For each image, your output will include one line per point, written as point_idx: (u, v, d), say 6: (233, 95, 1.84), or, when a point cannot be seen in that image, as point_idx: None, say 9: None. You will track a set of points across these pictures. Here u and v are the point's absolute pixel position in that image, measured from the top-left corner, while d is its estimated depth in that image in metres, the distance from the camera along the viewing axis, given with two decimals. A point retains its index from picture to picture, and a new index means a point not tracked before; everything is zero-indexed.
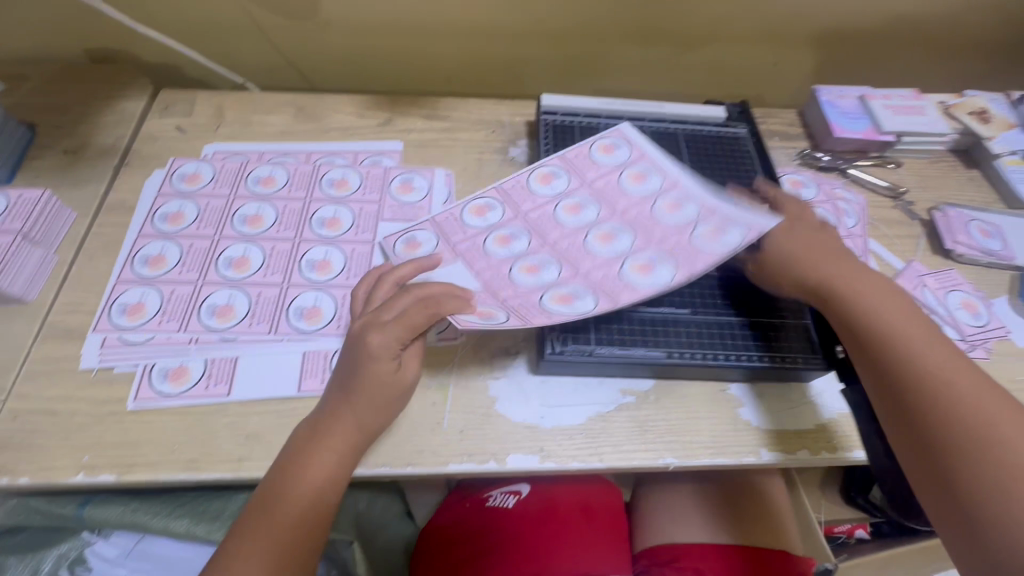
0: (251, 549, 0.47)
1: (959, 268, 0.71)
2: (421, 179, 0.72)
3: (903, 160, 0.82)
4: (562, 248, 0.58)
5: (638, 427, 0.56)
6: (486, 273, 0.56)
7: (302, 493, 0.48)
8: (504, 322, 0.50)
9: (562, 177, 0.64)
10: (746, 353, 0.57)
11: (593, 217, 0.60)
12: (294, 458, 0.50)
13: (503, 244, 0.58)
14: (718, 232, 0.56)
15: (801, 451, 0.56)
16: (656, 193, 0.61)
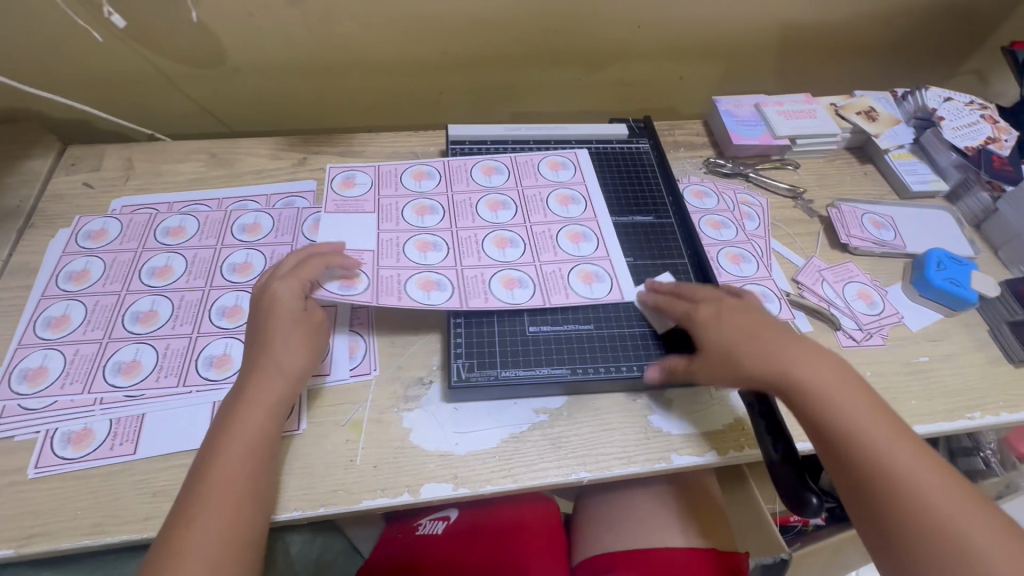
0: (196, 524, 0.46)
1: (856, 260, 0.75)
2: (363, 176, 0.71)
3: (802, 161, 0.86)
4: (459, 236, 0.66)
5: (551, 444, 0.57)
6: (388, 240, 0.64)
7: (243, 438, 0.50)
8: (357, 296, 0.57)
9: (478, 187, 0.72)
10: (647, 362, 0.60)
11: (505, 222, 0.68)
12: (225, 426, 0.50)
13: (419, 215, 0.67)
14: (593, 278, 0.64)
15: (711, 451, 0.58)
16: (569, 219, 0.69)
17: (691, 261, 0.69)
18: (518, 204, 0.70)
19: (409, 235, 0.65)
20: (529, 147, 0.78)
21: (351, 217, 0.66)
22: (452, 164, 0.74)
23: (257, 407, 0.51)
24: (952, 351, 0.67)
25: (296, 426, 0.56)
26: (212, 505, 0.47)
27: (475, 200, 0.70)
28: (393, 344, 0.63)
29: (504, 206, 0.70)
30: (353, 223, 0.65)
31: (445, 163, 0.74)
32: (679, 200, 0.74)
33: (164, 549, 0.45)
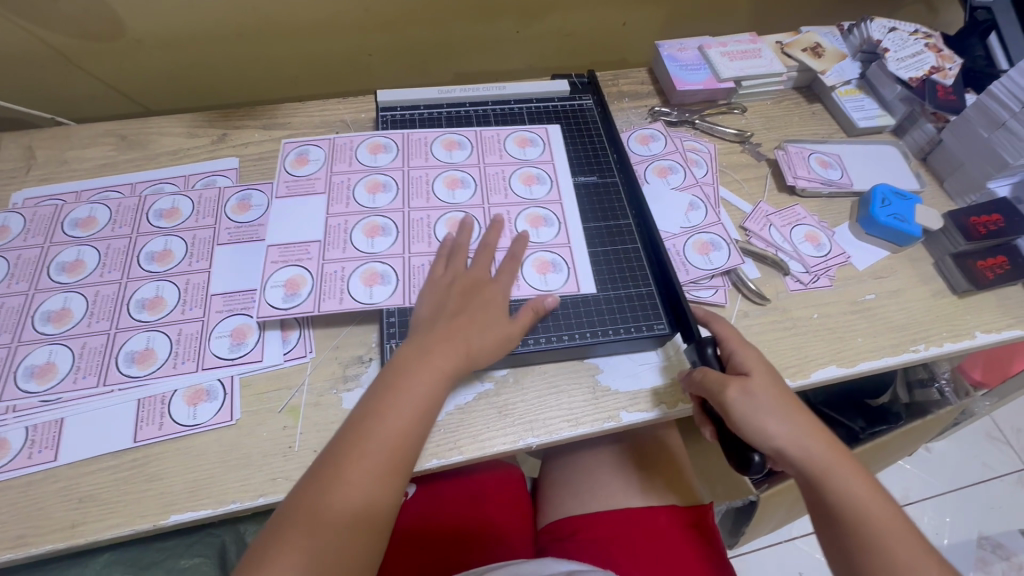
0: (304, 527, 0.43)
1: (804, 203, 0.74)
2: (316, 150, 0.67)
3: (749, 104, 0.83)
4: (411, 218, 0.63)
5: (498, 413, 0.56)
6: (336, 226, 0.62)
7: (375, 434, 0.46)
8: (296, 310, 0.56)
9: (427, 159, 0.68)
10: (592, 327, 0.59)
11: (462, 202, 0.65)
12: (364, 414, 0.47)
13: (371, 192, 0.64)
14: (547, 266, 0.61)
15: (659, 406, 0.58)
16: (531, 202, 0.65)
17: (636, 222, 0.67)
18: (478, 181, 0.67)
19: (359, 218, 0.62)
20: (467, 111, 0.74)
21: (303, 203, 0.63)
22: (411, 135, 0.69)
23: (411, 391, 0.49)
24: (898, 287, 0.68)
25: (230, 417, 0.54)
26: (321, 508, 0.43)
27: (432, 176, 0.66)
28: (329, 324, 0.60)
29: (463, 183, 0.66)
30: (299, 208, 0.63)
31: (386, 131, 0.70)
32: (623, 162, 0.70)
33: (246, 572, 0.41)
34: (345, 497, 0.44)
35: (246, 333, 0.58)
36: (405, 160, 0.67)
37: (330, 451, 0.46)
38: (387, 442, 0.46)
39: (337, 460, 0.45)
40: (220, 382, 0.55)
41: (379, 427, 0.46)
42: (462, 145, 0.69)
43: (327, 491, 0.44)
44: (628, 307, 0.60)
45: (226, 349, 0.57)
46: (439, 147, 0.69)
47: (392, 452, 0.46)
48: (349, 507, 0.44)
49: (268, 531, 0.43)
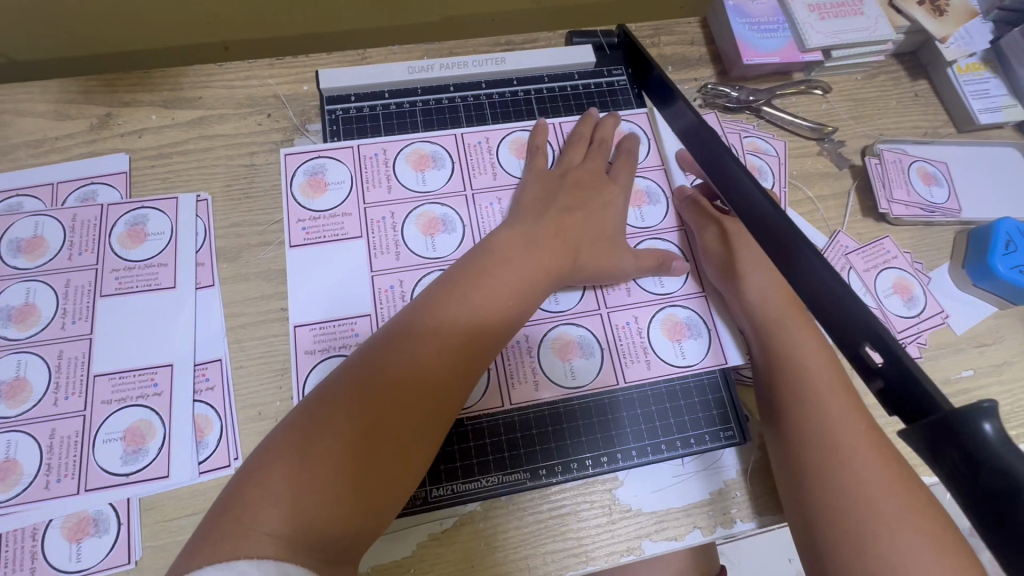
0: (289, 486, 0.31)
1: (895, 234, 0.56)
2: (337, 166, 0.48)
3: (832, 81, 0.62)
4: (376, 285, 0.45)
5: (486, 547, 0.43)
6: (388, 289, 0.45)
7: (396, 366, 0.36)
8: (227, 428, 0.44)
9: (386, 185, 0.48)
10: (634, 445, 0.45)
11: (444, 255, 0.47)
12: (404, 343, 0.37)
13: (428, 233, 0.47)
14: (574, 349, 0.46)
15: (692, 533, 0.44)
16: (646, 232, 0.50)
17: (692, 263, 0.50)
18: (466, 221, 0.48)
19: (420, 274, 0.46)
20: (449, 98, 0.52)
21: (331, 251, 0.46)
22: (366, 150, 0.49)
23: (457, 321, 0.38)
24: (1002, 359, 0.52)
25: (126, 558, 0.40)
26: (325, 437, 0.33)
27: (400, 216, 0.47)
28: (261, 417, 0.44)
29: (445, 226, 0.47)
30: (326, 260, 0.46)
31: (345, 146, 0.49)
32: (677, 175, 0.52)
33: (232, 519, 0.30)
34: (348, 439, 0.33)
35: (144, 436, 0.43)
36: (366, 192, 0.48)
37: (335, 380, 0.36)
38: (425, 371, 0.36)
39: (349, 387, 0.35)
40: (112, 507, 0.41)
41: (425, 348, 0.37)
42: (436, 161, 0.49)
43: (336, 413, 0.34)
44: (685, 408, 0.47)
45: (118, 459, 0.42)
46: (401, 165, 0.49)
47: (435, 386, 0.36)
48: (356, 465, 0.33)
49: (243, 474, 0.32)
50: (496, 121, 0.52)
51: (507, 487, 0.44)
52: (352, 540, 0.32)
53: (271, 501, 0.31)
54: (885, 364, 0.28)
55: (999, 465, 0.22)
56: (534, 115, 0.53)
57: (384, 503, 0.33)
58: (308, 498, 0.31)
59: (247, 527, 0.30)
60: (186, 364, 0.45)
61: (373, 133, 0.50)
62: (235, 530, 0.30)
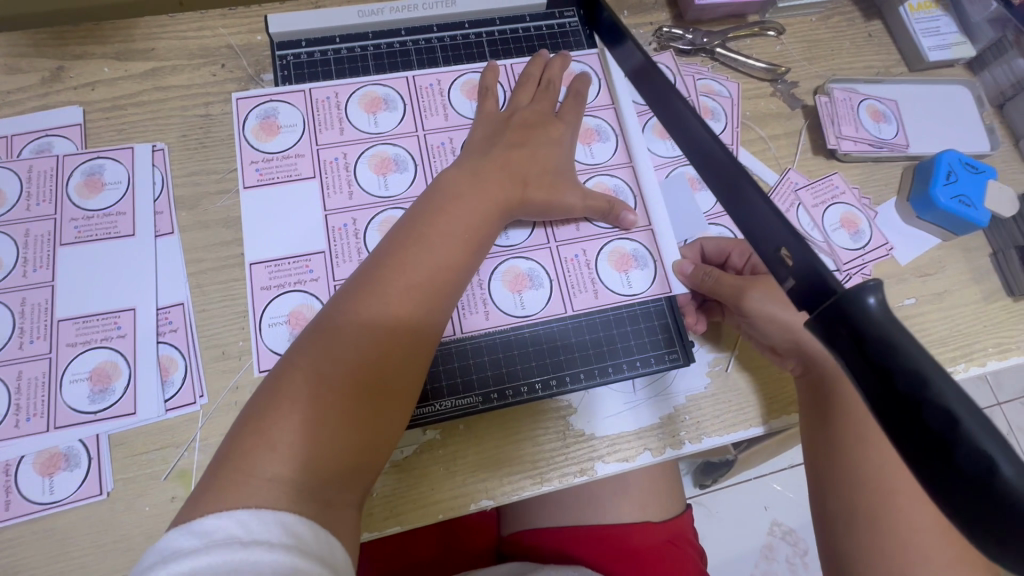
0: (279, 436, 0.33)
1: (844, 171, 0.57)
2: (289, 110, 0.49)
3: (787, 23, 0.62)
4: (330, 224, 0.47)
5: (445, 470, 0.45)
6: (341, 227, 0.47)
7: (366, 311, 0.37)
8: (192, 366, 0.45)
9: (338, 128, 0.49)
10: (584, 370, 0.47)
11: (397, 194, 0.48)
12: (371, 289, 0.38)
13: (380, 172, 0.48)
14: (523, 279, 0.48)
15: (642, 454, 0.47)
16: (596, 169, 0.51)
17: (642, 201, 0.51)
18: (418, 160, 0.49)
19: (372, 213, 0.47)
20: (400, 42, 0.52)
21: (285, 192, 0.47)
22: (318, 95, 0.50)
23: (421, 262, 0.39)
24: (945, 287, 0.55)
25: (99, 489, 0.42)
26: (307, 387, 0.34)
27: (352, 157, 0.48)
28: (225, 356, 0.46)
29: (398, 166, 0.48)
30: (282, 202, 0.47)
31: (295, 90, 0.50)
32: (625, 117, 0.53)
33: (228, 472, 0.32)
34: (328, 385, 0.34)
35: (110, 376, 0.44)
36: (317, 135, 0.49)
37: (310, 332, 0.37)
38: (396, 315, 0.37)
39: (323, 338, 0.36)
40: (82, 443, 0.43)
41: (393, 291, 0.38)
42: (387, 102, 0.50)
43: (313, 363, 0.35)
44: (634, 335, 0.49)
45: (86, 398, 0.44)
46: (352, 107, 0.50)
47: (409, 324, 0.38)
48: (345, 406, 0.34)
49: (235, 430, 0.34)
50: (448, 65, 0.53)
51: (463, 412, 0.46)
52: (350, 476, 0.34)
53: (263, 453, 0.32)
54: (796, 263, 0.30)
55: (887, 343, 0.24)
56: (486, 57, 0.53)
57: (377, 437, 0.35)
58: (299, 445, 0.33)
59: (247, 480, 0.31)
60: (149, 307, 0.46)
61: (325, 78, 0.51)
62: (236, 478, 0.31)
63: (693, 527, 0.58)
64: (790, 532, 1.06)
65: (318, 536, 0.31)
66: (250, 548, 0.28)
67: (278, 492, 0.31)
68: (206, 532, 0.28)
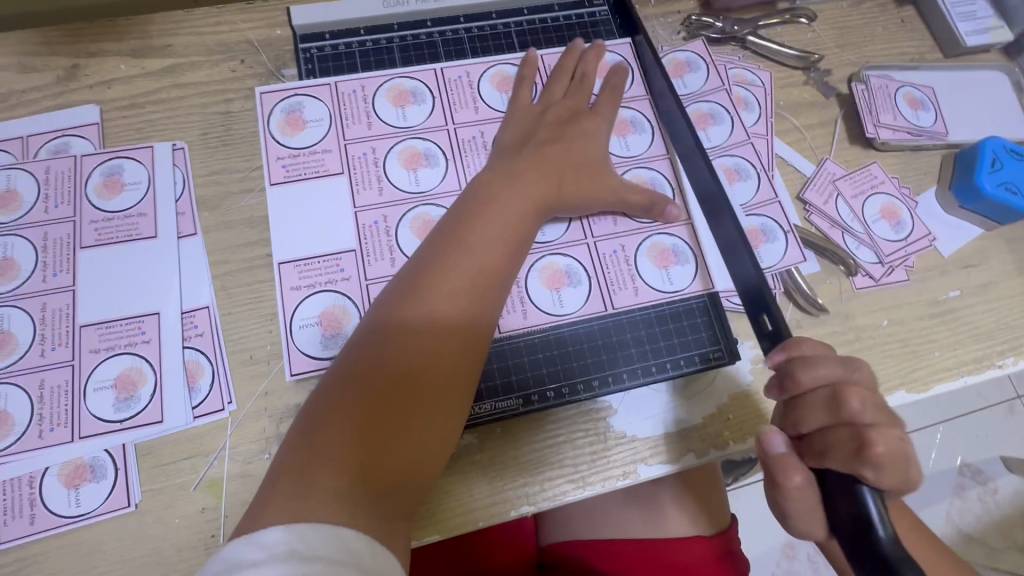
0: (333, 448, 0.32)
1: (882, 160, 0.56)
2: (315, 104, 0.48)
3: (818, 9, 0.61)
4: (360, 221, 0.45)
5: (483, 475, 0.43)
6: (372, 224, 0.45)
7: (412, 317, 0.36)
8: (219, 371, 0.44)
9: (366, 123, 0.47)
10: (625, 369, 0.46)
11: (429, 190, 0.46)
12: (415, 294, 0.37)
13: (411, 168, 0.46)
14: (561, 277, 0.46)
15: (686, 457, 0.45)
16: (632, 161, 0.50)
17: (681, 196, 0.50)
18: (449, 155, 0.47)
19: (404, 209, 0.45)
20: (427, 33, 0.51)
21: (312, 189, 0.46)
22: (344, 89, 0.48)
23: (464, 263, 0.38)
24: (989, 278, 0.53)
25: (126, 501, 0.40)
26: (358, 397, 0.33)
27: (381, 152, 0.47)
28: (252, 360, 0.44)
29: (429, 161, 0.47)
30: (309, 199, 0.45)
31: (319, 83, 0.48)
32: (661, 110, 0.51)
33: (283, 487, 0.31)
34: (378, 393, 0.34)
35: (136, 382, 0.43)
36: (344, 130, 0.47)
37: (357, 341, 0.36)
38: (443, 318, 0.36)
39: (371, 346, 0.35)
40: (108, 453, 0.41)
41: (435, 297, 0.37)
42: (416, 95, 0.48)
43: (363, 374, 0.34)
44: (674, 332, 0.47)
45: (111, 406, 0.42)
46: (381, 101, 0.48)
47: (454, 329, 0.36)
48: (394, 415, 0.33)
49: (288, 445, 0.33)
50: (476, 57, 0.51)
51: (501, 414, 0.44)
52: (403, 487, 0.33)
53: (317, 466, 0.31)
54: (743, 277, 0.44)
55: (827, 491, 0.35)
56: (514, 48, 0.52)
57: (428, 445, 0.34)
58: (353, 456, 0.32)
59: (304, 494, 0.30)
60: (173, 311, 0.45)
61: (350, 71, 0.49)
62: (290, 491, 0.31)
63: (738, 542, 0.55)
64: None
65: (373, 550, 0.29)
66: (306, 565, 0.26)
67: (334, 504, 0.30)
68: (267, 545, 0.27)
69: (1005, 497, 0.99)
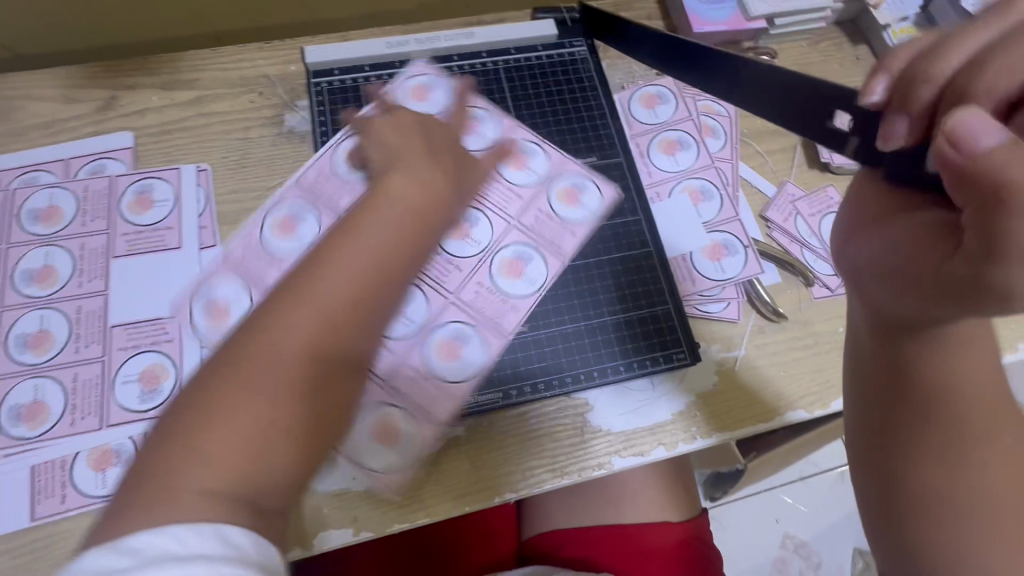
0: (209, 448, 0.32)
1: (838, 182, 0.61)
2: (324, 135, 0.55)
3: (779, 48, 0.67)
4: None
5: (470, 464, 0.48)
6: None
7: (287, 320, 0.35)
8: None
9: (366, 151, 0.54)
10: (599, 368, 0.51)
11: None
12: (298, 297, 0.36)
13: None
14: (519, 266, 0.52)
15: (655, 449, 0.49)
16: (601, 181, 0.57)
17: (647, 217, 0.56)
18: None
19: None
20: (424, 70, 0.58)
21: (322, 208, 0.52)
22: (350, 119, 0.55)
23: (333, 273, 0.36)
24: None
25: None
26: (243, 395, 0.33)
27: None
28: None
29: None
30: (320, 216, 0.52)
31: (345, 112, 0.55)
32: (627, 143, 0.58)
33: (150, 483, 0.31)
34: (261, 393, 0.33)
35: (159, 377, 0.47)
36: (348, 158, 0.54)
37: (240, 340, 0.35)
38: (315, 326, 0.35)
39: (256, 343, 0.34)
40: (131, 440, 0.46)
41: (309, 305, 0.35)
42: None
43: (248, 373, 0.34)
44: (643, 336, 0.52)
45: (136, 398, 0.47)
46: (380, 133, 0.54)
47: (329, 340, 0.36)
48: (281, 418, 0.33)
49: (161, 436, 0.33)
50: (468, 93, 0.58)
51: (486, 409, 0.48)
52: (291, 488, 0.34)
53: (192, 464, 0.31)
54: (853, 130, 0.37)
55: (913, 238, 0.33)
56: (501, 83, 0.58)
57: (306, 456, 0.34)
58: (237, 457, 0.32)
59: (176, 492, 0.30)
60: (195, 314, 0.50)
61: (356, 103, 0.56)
62: (168, 489, 0.31)
63: (706, 528, 0.62)
64: (802, 544, 1.07)
65: (259, 547, 0.30)
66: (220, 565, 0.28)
67: (204, 507, 0.30)
68: (138, 551, 0.28)
69: None
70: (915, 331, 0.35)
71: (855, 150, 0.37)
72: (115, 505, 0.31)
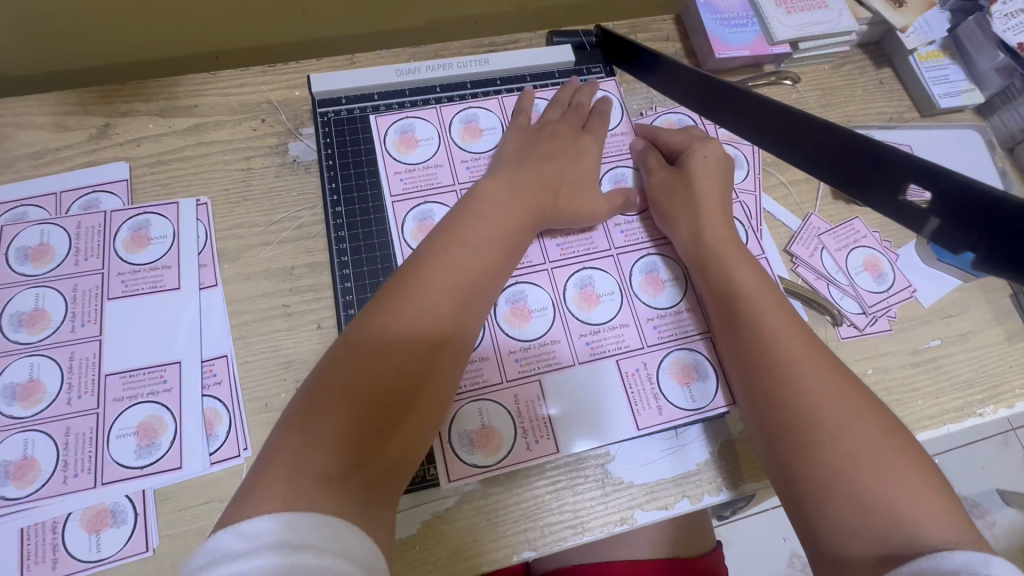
0: (329, 427, 0.33)
1: (864, 214, 0.59)
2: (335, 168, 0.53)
3: (801, 71, 0.65)
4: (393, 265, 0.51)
5: (487, 520, 0.45)
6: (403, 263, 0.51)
7: (404, 308, 0.38)
8: (236, 418, 0.46)
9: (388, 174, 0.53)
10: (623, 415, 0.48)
11: None
12: (400, 291, 0.39)
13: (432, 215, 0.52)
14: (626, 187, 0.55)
15: (681, 501, 0.47)
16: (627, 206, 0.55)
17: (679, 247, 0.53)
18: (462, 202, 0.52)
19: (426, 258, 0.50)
20: (436, 98, 0.56)
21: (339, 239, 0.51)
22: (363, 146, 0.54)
23: (448, 268, 0.41)
24: (968, 327, 0.56)
25: (144, 546, 0.42)
26: (360, 377, 0.35)
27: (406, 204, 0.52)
28: (267, 408, 0.47)
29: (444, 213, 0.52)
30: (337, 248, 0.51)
31: (386, 118, 0.54)
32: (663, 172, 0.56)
33: (265, 476, 0.31)
34: (372, 375, 0.35)
35: (157, 430, 0.45)
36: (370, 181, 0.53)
37: (354, 332, 0.37)
38: (437, 314, 0.39)
39: (368, 331, 0.37)
40: (128, 499, 0.43)
41: (430, 290, 0.39)
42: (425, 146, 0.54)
43: (360, 361, 0.36)
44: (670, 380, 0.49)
45: (132, 453, 0.44)
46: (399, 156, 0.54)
47: (437, 331, 0.39)
48: (390, 398, 0.35)
49: (282, 426, 0.34)
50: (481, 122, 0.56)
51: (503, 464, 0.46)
52: (390, 474, 0.35)
53: (309, 446, 0.32)
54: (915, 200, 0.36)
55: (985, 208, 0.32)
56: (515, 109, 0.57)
57: (406, 440, 0.36)
58: (351, 439, 0.33)
59: (292, 472, 0.31)
60: (195, 360, 0.47)
61: (364, 134, 0.54)
62: (267, 479, 0.31)
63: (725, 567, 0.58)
64: None
65: (346, 542, 0.29)
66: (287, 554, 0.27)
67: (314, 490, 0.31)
68: (252, 535, 0.27)
69: (1002, 530, 1.00)
70: (706, 260, 0.48)
71: (934, 231, 0.35)
72: (242, 495, 0.31)
